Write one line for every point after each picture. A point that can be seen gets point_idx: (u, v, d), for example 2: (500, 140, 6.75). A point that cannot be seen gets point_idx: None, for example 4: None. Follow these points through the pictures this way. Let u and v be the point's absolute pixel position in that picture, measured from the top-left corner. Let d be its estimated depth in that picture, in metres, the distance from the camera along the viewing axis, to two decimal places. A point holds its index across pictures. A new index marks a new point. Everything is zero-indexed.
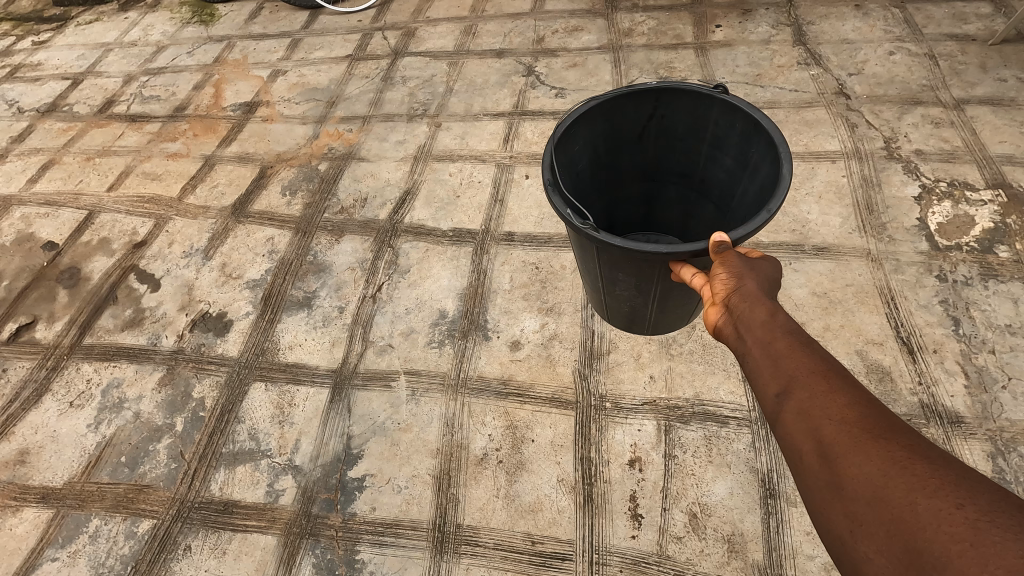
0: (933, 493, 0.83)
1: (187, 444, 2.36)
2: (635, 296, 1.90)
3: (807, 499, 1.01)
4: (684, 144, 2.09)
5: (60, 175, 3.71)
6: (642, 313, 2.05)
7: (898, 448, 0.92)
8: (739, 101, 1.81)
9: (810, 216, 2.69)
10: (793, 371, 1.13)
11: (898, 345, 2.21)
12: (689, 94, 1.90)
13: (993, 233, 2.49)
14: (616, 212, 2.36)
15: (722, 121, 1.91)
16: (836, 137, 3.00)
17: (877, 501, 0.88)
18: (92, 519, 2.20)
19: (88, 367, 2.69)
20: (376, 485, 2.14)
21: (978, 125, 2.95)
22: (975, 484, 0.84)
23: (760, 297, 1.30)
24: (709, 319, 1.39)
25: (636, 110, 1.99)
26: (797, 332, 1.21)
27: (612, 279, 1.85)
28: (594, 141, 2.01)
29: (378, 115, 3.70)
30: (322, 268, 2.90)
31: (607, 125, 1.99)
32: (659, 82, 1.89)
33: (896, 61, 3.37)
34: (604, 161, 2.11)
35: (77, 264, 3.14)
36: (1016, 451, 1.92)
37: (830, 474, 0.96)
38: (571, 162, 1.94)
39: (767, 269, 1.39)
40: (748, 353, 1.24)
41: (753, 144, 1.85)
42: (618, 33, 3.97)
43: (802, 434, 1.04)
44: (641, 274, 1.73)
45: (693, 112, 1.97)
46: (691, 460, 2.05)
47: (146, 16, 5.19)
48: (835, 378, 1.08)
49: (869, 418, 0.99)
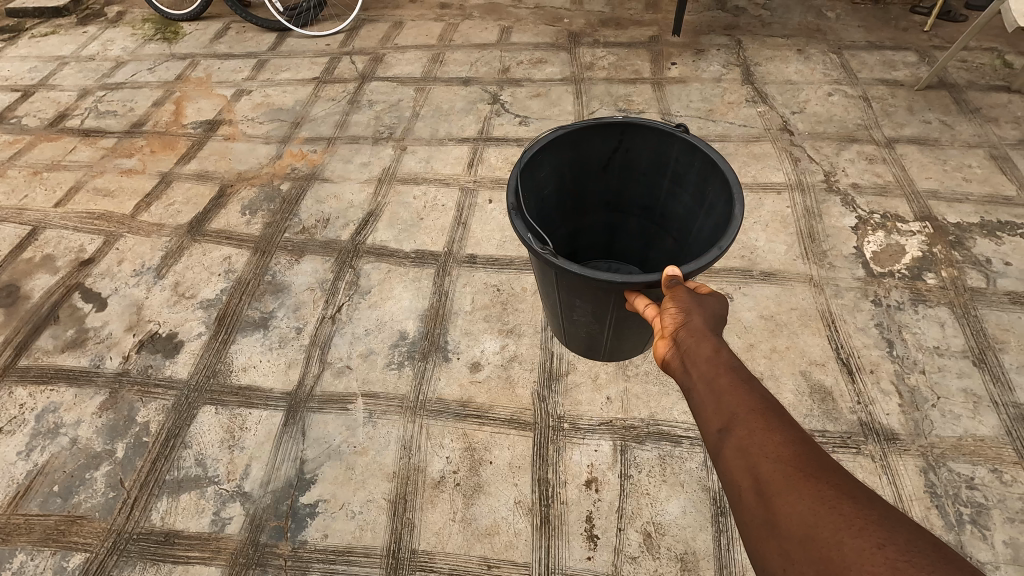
0: (858, 533, 0.82)
1: (127, 471, 2.24)
2: (592, 322, 1.96)
3: (745, 539, 0.98)
4: (646, 178, 2.18)
5: (3, 189, 3.55)
6: (599, 340, 2.10)
7: (828, 486, 0.91)
8: (698, 142, 1.91)
9: (757, 243, 2.83)
10: (734, 408, 1.10)
11: (839, 366, 2.34)
12: (652, 131, 1.99)
13: (921, 262, 2.68)
14: (580, 238, 2.43)
15: (682, 159, 2.00)
16: (781, 169, 3.19)
17: (808, 540, 0.86)
18: (17, 554, 2.05)
19: (22, 391, 2.54)
20: (329, 511, 2.08)
21: (907, 162, 3.20)
22: (896, 524, 0.83)
23: (706, 332, 1.30)
24: (657, 352, 1.37)
25: (601, 142, 2.07)
26: (740, 368, 1.19)
27: (571, 304, 1.90)
28: (560, 169, 2.08)
29: (343, 137, 3.72)
30: (280, 288, 2.85)
31: (574, 154, 2.07)
32: (624, 117, 1.97)
33: (834, 102, 3.64)
34: (570, 189, 2.18)
35: (17, 282, 2.99)
36: (944, 466, 2.04)
37: (765, 513, 0.94)
38: (537, 188, 2.00)
39: (714, 305, 1.40)
40: (693, 388, 1.20)
41: (709, 182, 1.93)
42: (580, 66, 4.15)
43: (740, 471, 1.01)
44: (597, 301, 1.78)
45: (655, 147, 2.05)
46: (645, 480, 2.08)
47: (105, 31, 5.10)
48: (773, 417, 1.06)
49: (803, 455, 0.97)
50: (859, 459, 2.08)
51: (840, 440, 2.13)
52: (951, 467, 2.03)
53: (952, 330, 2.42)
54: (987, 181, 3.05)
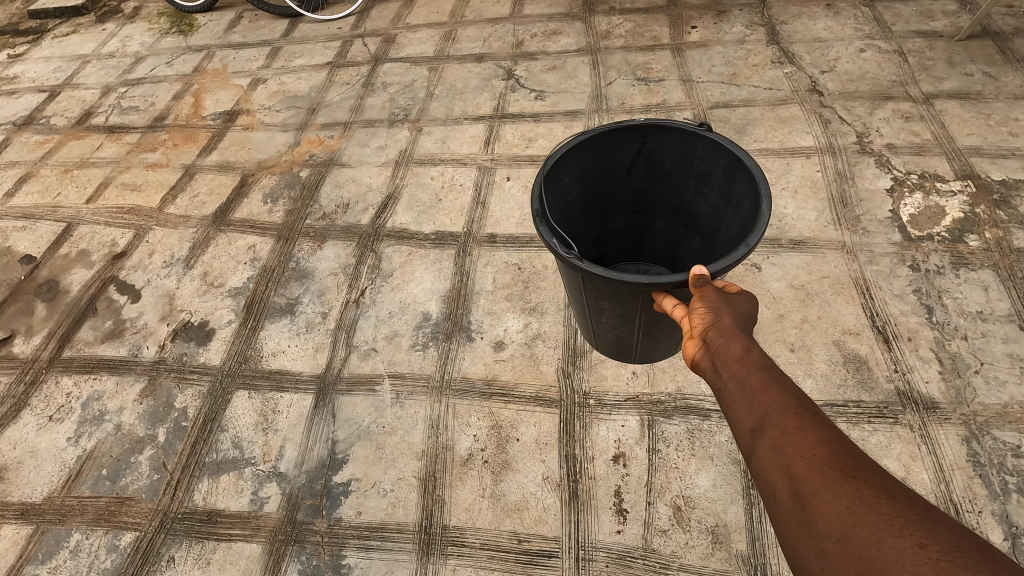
0: (898, 533, 0.80)
1: (169, 455, 2.34)
2: (620, 324, 1.91)
3: (780, 539, 0.96)
4: (672, 178, 2.11)
5: (37, 188, 3.67)
6: (628, 342, 2.05)
7: (866, 486, 0.88)
8: (723, 139, 1.84)
9: (786, 210, 2.73)
10: (768, 407, 1.06)
11: (874, 334, 2.26)
12: (675, 131, 1.93)
13: (963, 223, 2.54)
14: (606, 242, 2.36)
15: (707, 157, 1.94)
16: (810, 133, 3.06)
17: (847, 540, 0.83)
18: (73, 534, 2.16)
19: (68, 381, 2.65)
20: (361, 490, 2.13)
21: (947, 118, 3.02)
22: (940, 525, 0.80)
23: (737, 331, 1.25)
24: (686, 352, 1.33)
25: (624, 145, 2.01)
26: (771, 367, 1.15)
27: (598, 307, 1.86)
28: (584, 174, 2.03)
29: (359, 121, 3.71)
30: (305, 274, 2.89)
31: (597, 158, 2.01)
32: (646, 119, 1.92)
33: (866, 58, 3.45)
34: (594, 193, 2.13)
35: (56, 277, 3.11)
36: (988, 434, 1.96)
37: (801, 513, 0.91)
38: (561, 194, 1.96)
39: (744, 305, 1.35)
40: (723, 388, 1.17)
41: (736, 180, 1.87)
42: (596, 36, 4.02)
43: (775, 471, 0.98)
44: (624, 303, 1.74)
45: (680, 148, 1.99)
46: (674, 454, 2.07)
47: (123, 27, 5.16)
48: (807, 416, 1.02)
49: (840, 454, 0.94)
50: (897, 429, 2.01)
51: (877, 410, 2.07)
52: (995, 435, 1.96)
53: (997, 293, 2.30)
54: None
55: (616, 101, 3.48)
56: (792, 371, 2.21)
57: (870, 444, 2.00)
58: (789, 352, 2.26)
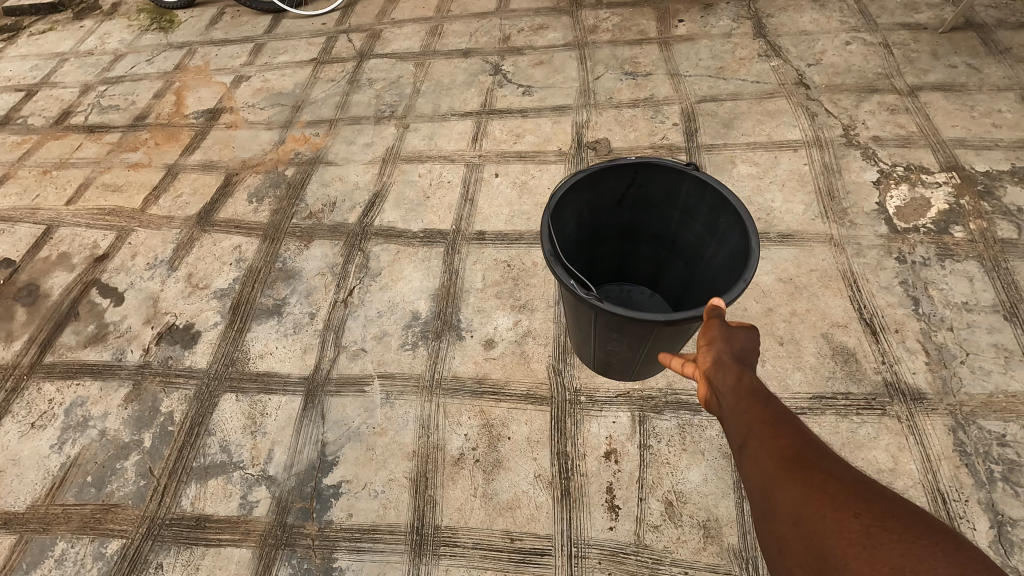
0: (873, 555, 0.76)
1: (156, 460, 2.30)
2: (624, 354, 1.90)
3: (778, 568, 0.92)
4: (658, 209, 2.09)
5: (15, 190, 3.59)
6: (628, 368, 2.04)
7: (851, 506, 0.84)
8: (709, 177, 1.83)
9: (774, 204, 2.74)
10: (753, 432, 1.04)
11: (862, 326, 2.27)
12: (665, 169, 1.91)
13: (948, 214, 2.56)
14: (595, 269, 2.34)
15: (693, 192, 1.93)
16: (798, 126, 3.06)
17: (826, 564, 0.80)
18: (58, 543, 2.13)
19: (50, 387, 2.60)
20: (352, 491, 2.12)
21: (932, 110, 3.04)
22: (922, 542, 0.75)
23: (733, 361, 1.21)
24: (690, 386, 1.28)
25: (614, 181, 1.98)
26: (764, 391, 1.11)
27: (605, 340, 1.85)
28: (579, 209, 2.00)
29: (344, 118, 3.66)
30: (291, 274, 2.85)
31: (591, 193, 1.96)
32: (636, 157, 1.89)
33: (852, 51, 3.46)
34: (586, 227, 2.10)
35: (36, 281, 3.04)
36: (974, 424, 1.98)
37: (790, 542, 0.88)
38: (561, 228, 1.92)
39: (747, 336, 1.29)
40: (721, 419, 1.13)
41: (721, 214, 1.87)
42: (583, 30, 4.00)
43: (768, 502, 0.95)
44: (633, 339, 1.74)
45: (668, 184, 1.97)
46: (665, 450, 2.07)
47: (102, 24, 5.04)
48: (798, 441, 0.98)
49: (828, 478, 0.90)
50: (885, 420, 2.03)
51: (865, 402, 2.08)
52: (981, 424, 1.98)
53: (981, 284, 2.32)
54: (1018, 126, 2.89)
55: (604, 95, 3.47)
56: (782, 364, 2.21)
57: (859, 435, 2.01)
58: (778, 345, 2.26)
